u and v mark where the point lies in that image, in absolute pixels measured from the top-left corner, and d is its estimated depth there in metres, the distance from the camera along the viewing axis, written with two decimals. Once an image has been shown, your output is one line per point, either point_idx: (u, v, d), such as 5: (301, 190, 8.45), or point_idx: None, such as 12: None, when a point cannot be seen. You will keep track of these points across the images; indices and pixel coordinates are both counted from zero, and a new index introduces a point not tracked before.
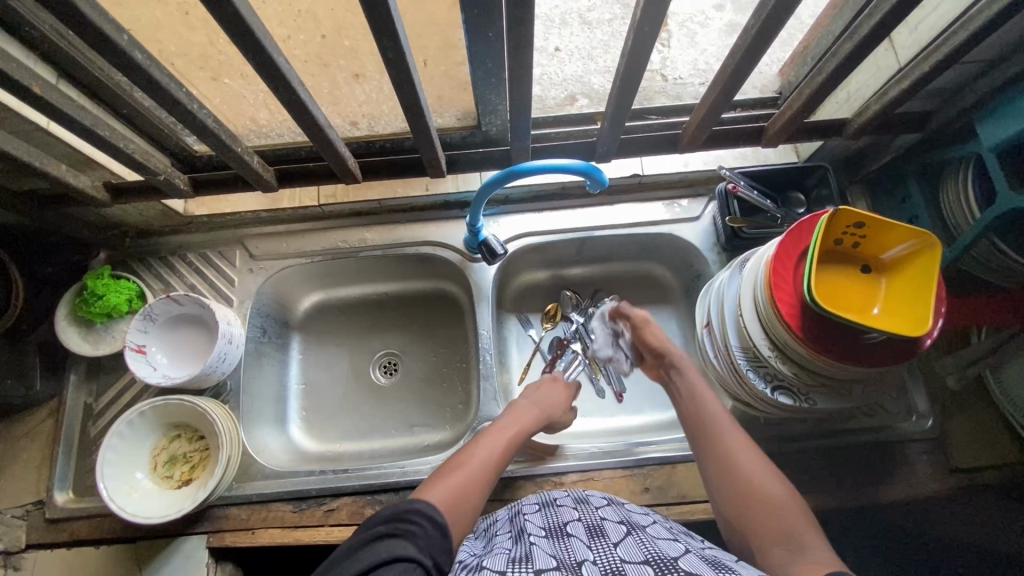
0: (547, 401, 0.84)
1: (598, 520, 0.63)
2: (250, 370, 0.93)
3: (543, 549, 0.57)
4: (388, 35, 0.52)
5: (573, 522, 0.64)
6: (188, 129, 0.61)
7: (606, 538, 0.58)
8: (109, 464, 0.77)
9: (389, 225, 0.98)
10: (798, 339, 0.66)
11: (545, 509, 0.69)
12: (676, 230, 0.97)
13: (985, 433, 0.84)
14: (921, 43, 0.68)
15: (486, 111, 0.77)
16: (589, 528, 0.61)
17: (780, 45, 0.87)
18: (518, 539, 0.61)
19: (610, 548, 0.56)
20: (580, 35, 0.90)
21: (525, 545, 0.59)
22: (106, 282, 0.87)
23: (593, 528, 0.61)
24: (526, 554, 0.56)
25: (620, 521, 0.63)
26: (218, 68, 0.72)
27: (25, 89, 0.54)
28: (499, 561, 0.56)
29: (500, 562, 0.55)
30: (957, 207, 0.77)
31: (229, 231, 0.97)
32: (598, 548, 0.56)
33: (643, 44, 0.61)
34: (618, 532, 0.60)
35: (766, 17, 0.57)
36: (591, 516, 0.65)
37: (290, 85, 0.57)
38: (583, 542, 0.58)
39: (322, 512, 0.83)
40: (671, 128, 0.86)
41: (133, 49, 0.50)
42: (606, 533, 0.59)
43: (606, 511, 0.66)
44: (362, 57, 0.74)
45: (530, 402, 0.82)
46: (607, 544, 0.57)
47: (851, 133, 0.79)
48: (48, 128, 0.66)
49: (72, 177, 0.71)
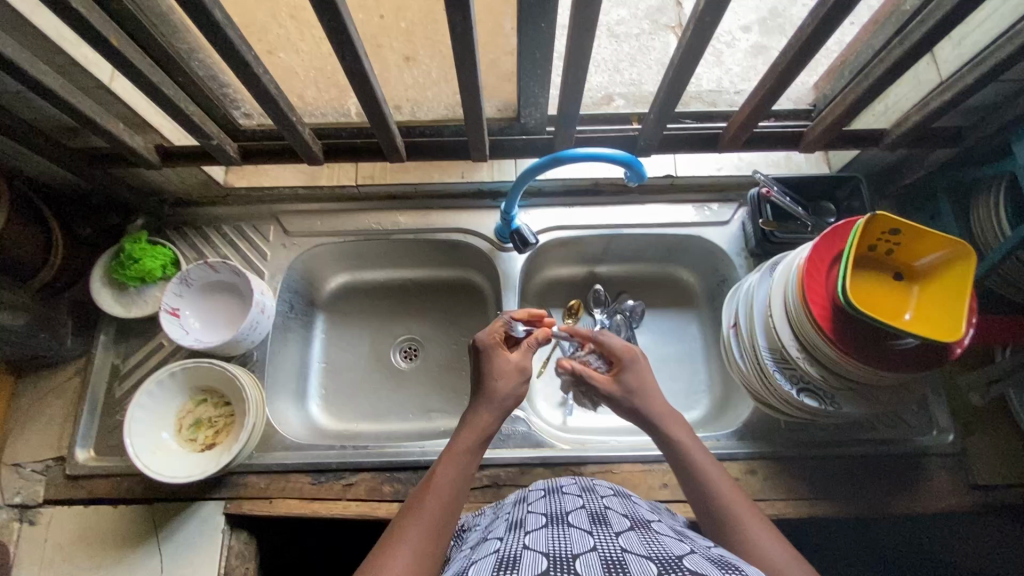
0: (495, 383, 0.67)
1: (602, 509, 0.59)
2: (276, 343, 0.94)
3: (539, 536, 0.51)
4: (460, 8, 0.55)
5: (575, 510, 0.59)
6: (251, 93, 0.65)
7: (608, 527, 0.53)
8: (138, 423, 0.79)
9: (422, 210, 1.00)
10: (829, 341, 0.67)
11: (550, 495, 0.65)
12: (704, 232, 0.98)
13: (1007, 451, 0.84)
14: (964, 58, 0.70)
15: (528, 104, 0.79)
16: (592, 515, 0.57)
17: (808, 70, 0.89)
18: (514, 528, 0.56)
19: (611, 537, 0.51)
20: (608, 47, 0.95)
21: (519, 534, 0.53)
22: (143, 246, 0.89)
23: (595, 516, 0.57)
24: (518, 544, 0.50)
25: (624, 513, 0.59)
26: (275, 42, 0.74)
27: (104, 40, 0.57)
28: (488, 553, 0.50)
29: (485, 566, 0.47)
30: (987, 224, 0.78)
31: (265, 206, 0.99)
32: (598, 536, 0.51)
33: (698, 41, 0.62)
34: (621, 524, 0.55)
35: (819, 18, 0.58)
36: (594, 504, 0.60)
37: (355, 53, 0.60)
38: (582, 530, 0.52)
39: (340, 486, 0.83)
40: (708, 130, 0.86)
41: (214, 7, 0.54)
42: (608, 523, 0.55)
43: (611, 501, 0.62)
44: (415, 41, 0.77)
45: (480, 406, 0.65)
46: (610, 532, 0.52)
47: (888, 144, 0.80)
48: (110, 85, 0.69)
49: (128, 136, 0.74)
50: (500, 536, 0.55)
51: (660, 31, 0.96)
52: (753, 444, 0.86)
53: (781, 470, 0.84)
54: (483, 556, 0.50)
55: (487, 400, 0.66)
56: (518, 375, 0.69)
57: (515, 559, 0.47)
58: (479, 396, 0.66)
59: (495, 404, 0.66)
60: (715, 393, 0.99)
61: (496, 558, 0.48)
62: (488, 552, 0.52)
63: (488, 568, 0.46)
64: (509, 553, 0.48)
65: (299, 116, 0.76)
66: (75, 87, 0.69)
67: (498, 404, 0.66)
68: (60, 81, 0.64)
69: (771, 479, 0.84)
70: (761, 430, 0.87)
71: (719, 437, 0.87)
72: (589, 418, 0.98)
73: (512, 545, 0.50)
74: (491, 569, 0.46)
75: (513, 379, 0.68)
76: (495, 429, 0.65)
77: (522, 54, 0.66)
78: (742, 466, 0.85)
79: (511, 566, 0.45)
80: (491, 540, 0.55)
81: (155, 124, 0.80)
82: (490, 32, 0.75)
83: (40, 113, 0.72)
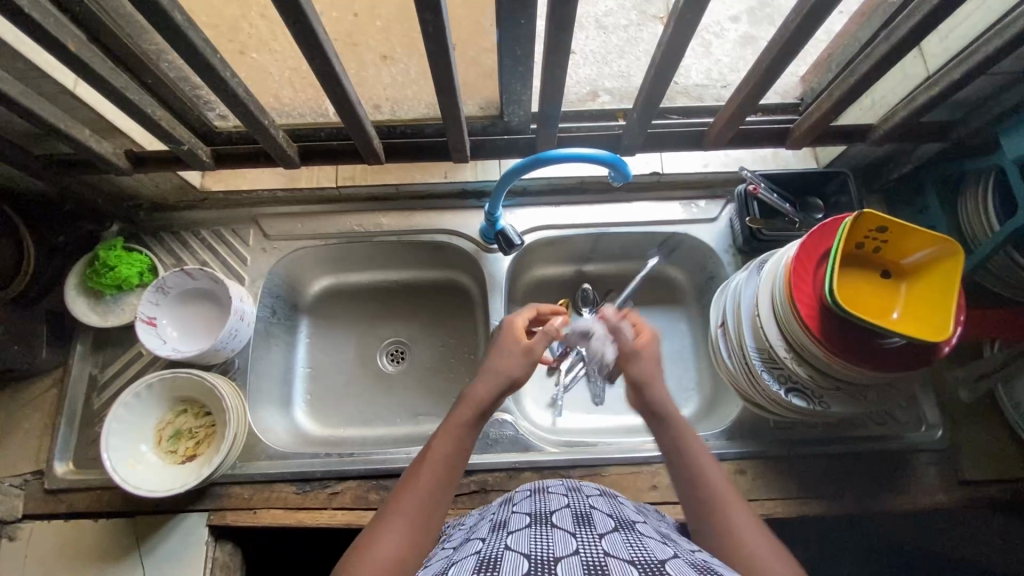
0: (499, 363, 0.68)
1: (587, 509, 0.58)
2: (259, 350, 0.92)
3: (522, 537, 0.51)
4: (431, 7, 0.53)
5: (560, 509, 0.58)
6: (220, 97, 0.63)
7: (592, 529, 0.53)
8: (114, 435, 0.77)
9: (405, 211, 0.98)
10: (816, 341, 0.66)
11: (534, 495, 0.64)
12: (692, 230, 0.97)
13: (994, 446, 0.84)
14: (952, 51, 0.68)
15: (509, 101, 0.77)
16: (576, 516, 0.56)
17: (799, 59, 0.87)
18: (498, 528, 0.56)
19: (594, 539, 0.50)
20: (596, 38, 0.94)
21: (501, 535, 0.53)
22: (118, 253, 0.86)
23: (580, 516, 0.56)
24: (500, 545, 0.50)
25: (610, 514, 0.58)
26: (247, 42, 0.72)
27: (61, 45, 0.55)
28: (470, 553, 0.50)
29: (465, 566, 0.47)
30: (975, 218, 0.78)
31: (244, 210, 0.97)
32: (581, 538, 0.50)
33: (681, 37, 0.60)
34: (606, 525, 0.54)
35: (805, 14, 0.57)
36: (579, 504, 0.60)
37: (326, 56, 0.58)
38: (565, 531, 0.52)
39: (325, 495, 0.82)
40: (695, 126, 0.85)
41: (174, 9, 0.52)
42: (592, 523, 0.54)
43: (597, 501, 0.61)
44: (393, 39, 0.75)
45: (482, 378, 0.67)
46: (593, 534, 0.51)
47: (877, 138, 0.79)
48: (74, 90, 0.67)
49: (96, 143, 0.72)
50: (482, 537, 0.55)
51: (649, 22, 0.93)
52: (742, 444, 0.85)
53: (770, 470, 0.84)
54: (465, 557, 0.49)
55: (486, 375, 0.67)
56: (526, 356, 0.70)
57: (495, 560, 0.46)
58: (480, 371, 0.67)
59: (505, 378, 0.67)
60: (704, 392, 0.98)
61: (476, 559, 0.47)
62: (470, 553, 0.51)
63: (467, 569, 0.46)
64: (489, 554, 0.48)
65: (273, 118, 0.73)
66: (38, 92, 0.67)
67: (497, 379, 0.67)
68: (19, 87, 0.62)
69: (761, 478, 0.83)
70: (749, 429, 0.86)
71: (708, 437, 0.86)
72: (577, 419, 0.97)
73: (494, 545, 0.50)
74: (470, 571, 0.45)
75: (520, 362, 0.68)
76: (495, 403, 0.66)
77: (501, 51, 0.64)
78: (731, 465, 0.84)
79: (491, 568, 0.44)
80: (475, 540, 0.54)
81: (126, 129, 0.77)
82: (469, 29, 0.73)
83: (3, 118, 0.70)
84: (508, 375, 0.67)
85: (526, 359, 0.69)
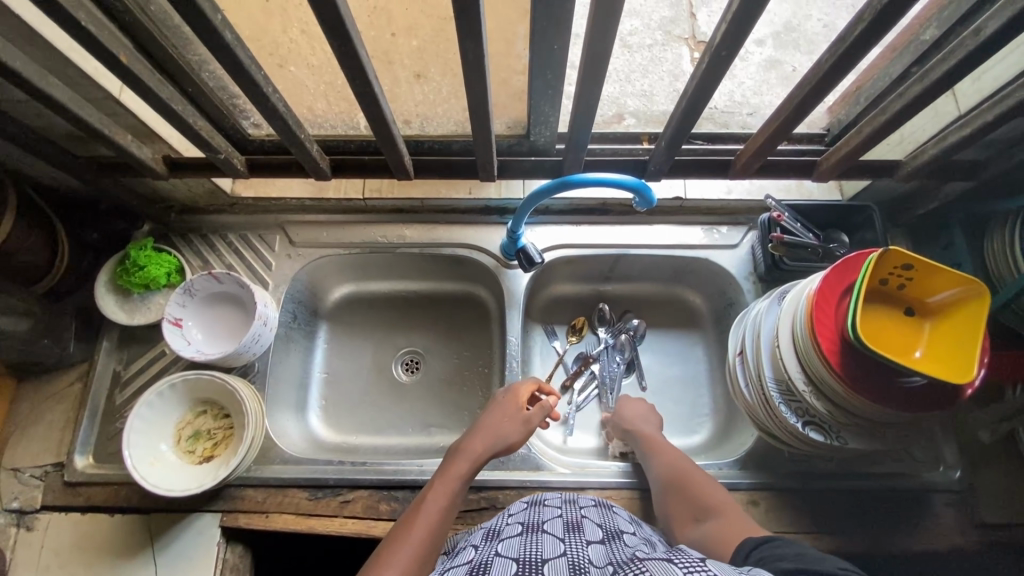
0: (494, 422, 0.76)
1: (578, 519, 0.63)
2: (278, 355, 0.94)
3: (511, 544, 0.56)
4: (472, 36, 0.54)
5: (551, 520, 0.63)
6: (260, 111, 0.65)
7: (579, 536, 0.58)
8: (137, 433, 0.79)
9: (428, 224, 0.99)
10: (836, 375, 0.66)
11: (530, 507, 0.67)
12: (713, 256, 0.97)
13: (1013, 490, 0.82)
14: (986, 93, 0.68)
15: (538, 121, 0.77)
16: (566, 525, 0.60)
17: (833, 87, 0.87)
18: (492, 537, 0.61)
19: (579, 546, 0.55)
20: (621, 57, 0.97)
21: (494, 543, 0.58)
22: (149, 253, 0.88)
23: (570, 526, 0.60)
24: (490, 553, 0.55)
25: (599, 524, 0.62)
26: (286, 56, 0.74)
27: (113, 57, 0.57)
28: (463, 561, 0.55)
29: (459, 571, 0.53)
30: (1001, 259, 0.77)
31: (271, 216, 0.99)
32: (569, 544, 0.55)
33: (714, 71, 0.61)
34: (593, 534, 0.59)
35: (840, 54, 0.57)
36: (571, 514, 0.64)
37: (366, 76, 0.60)
38: (554, 537, 0.57)
39: (337, 503, 0.83)
40: (721, 155, 0.85)
41: (225, 29, 0.54)
42: (581, 532, 0.59)
43: (588, 511, 0.65)
44: (426, 58, 0.76)
45: (476, 435, 0.75)
46: (580, 541, 0.56)
47: (904, 175, 0.79)
48: (119, 97, 0.69)
49: (135, 147, 0.74)
50: (476, 544, 0.60)
51: (674, 42, 0.97)
52: (756, 474, 0.85)
53: (783, 502, 0.83)
54: (458, 564, 0.55)
55: (482, 431, 0.75)
56: (522, 423, 0.77)
57: (485, 565, 0.52)
58: (477, 428, 0.76)
59: (499, 439, 0.75)
60: (718, 419, 0.97)
61: (468, 565, 0.53)
62: (463, 560, 0.57)
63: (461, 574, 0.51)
64: (481, 560, 0.53)
65: (307, 131, 0.75)
66: (84, 98, 0.69)
67: (492, 437, 0.75)
68: (68, 93, 0.64)
69: (773, 510, 0.82)
70: (763, 460, 0.86)
71: (721, 465, 0.86)
72: (588, 439, 0.97)
73: (485, 553, 0.55)
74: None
75: (516, 428, 0.76)
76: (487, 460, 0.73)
77: (534, 75, 0.66)
78: (745, 496, 0.83)
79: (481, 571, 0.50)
80: (469, 548, 0.59)
81: (164, 135, 0.80)
82: (503, 51, 0.75)
83: (49, 121, 0.72)
84: (506, 438, 0.75)
85: (521, 423, 0.77)
